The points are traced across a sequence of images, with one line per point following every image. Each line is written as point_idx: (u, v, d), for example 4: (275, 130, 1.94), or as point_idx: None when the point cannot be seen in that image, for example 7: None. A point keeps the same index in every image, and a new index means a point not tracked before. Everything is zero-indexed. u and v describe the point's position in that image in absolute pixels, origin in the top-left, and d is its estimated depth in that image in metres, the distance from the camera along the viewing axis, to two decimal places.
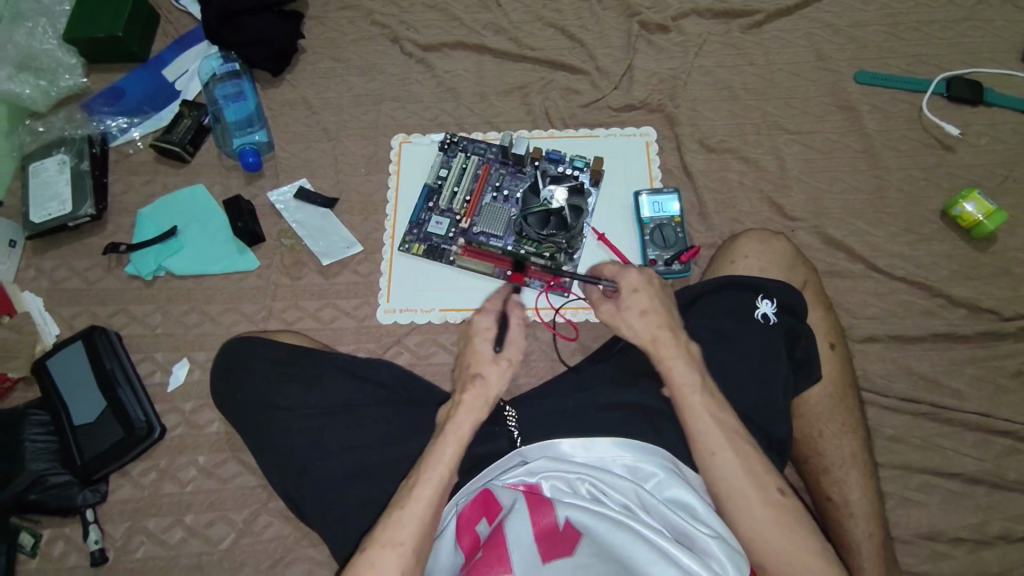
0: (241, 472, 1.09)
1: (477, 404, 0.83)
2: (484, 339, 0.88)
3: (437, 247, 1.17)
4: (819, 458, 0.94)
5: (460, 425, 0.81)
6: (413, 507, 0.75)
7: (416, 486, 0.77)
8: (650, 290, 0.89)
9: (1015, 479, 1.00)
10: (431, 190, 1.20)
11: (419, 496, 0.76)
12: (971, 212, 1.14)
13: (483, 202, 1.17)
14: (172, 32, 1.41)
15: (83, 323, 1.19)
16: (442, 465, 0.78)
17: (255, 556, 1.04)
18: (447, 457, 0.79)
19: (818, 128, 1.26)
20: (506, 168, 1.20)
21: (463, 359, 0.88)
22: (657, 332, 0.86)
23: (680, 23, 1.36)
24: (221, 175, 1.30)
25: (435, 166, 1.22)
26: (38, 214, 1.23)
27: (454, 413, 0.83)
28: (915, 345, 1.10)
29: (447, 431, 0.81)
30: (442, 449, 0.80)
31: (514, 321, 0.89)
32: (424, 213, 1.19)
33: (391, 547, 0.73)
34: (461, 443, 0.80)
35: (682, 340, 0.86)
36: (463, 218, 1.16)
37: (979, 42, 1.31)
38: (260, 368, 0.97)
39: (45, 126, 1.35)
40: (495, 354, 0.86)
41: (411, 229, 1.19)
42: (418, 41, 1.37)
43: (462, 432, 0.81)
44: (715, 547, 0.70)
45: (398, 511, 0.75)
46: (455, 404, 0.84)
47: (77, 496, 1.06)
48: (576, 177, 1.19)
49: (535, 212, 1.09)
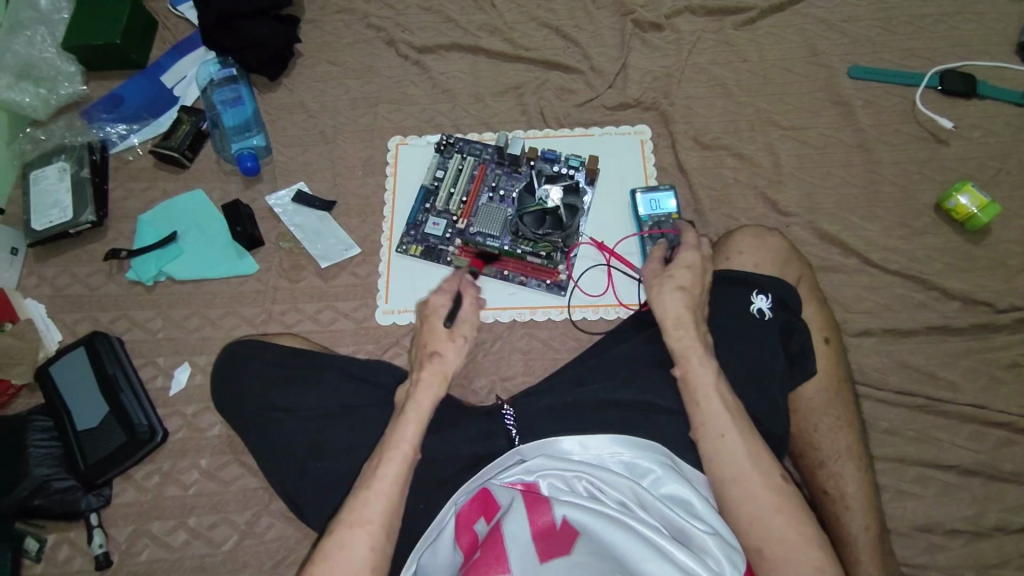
0: (243, 474, 1.10)
1: (435, 381, 0.85)
2: (435, 318, 0.90)
3: (434, 248, 1.18)
4: (814, 452, 0.95)
5: (420, 402, 0.83)
6: (380, 485, 0.77)
7: (380, 465, 0.78)
8: (693, 267, 0.93)
9: (1010, 471, 1.01)
10: (428, 191, 1.21)
11: (385, 474, 0.77)
12: (965, 205, 1.14)
13: (479, 202, 1.18)
14: (170, 38, 1.43)
15: (85, 329, 1.21)
16: (405, 442, 0.80)
17: (258, 557, 1.05)
18: (410, 434, 0.81)
19: (812, 124, 1.27)
20: (503, 168, 1.21)
21: (418, 337, 0.90)
22: (681, 314, 0.89)
23: (674, 21, 1.37)
24: (220, 179, 1.31)
25: (431, 167, 1.23)
26: (39, 221, 1.24)
27: (411, 391, 0.85)
28: (911, 339, 1.11)
29: (407, 407, 0.83)
30: (405, 427, 0.81)
31: (467, 302, 0.92)
32: (421, 214, 1.20)
33: (359, 526, 0.74)
34: (422, 419, 0.82)
35: (701, 327, 0.89)
36: (460, 219, 1.17)
37: (972, 35, 1.31)
38: (261, 371, 0.99)
39: (46, 134, 1.36)
40: (450, 331, 0.89)
41: (409, 231, 1.20)
42: (413, 43, 1.38)
43: (422, 409, 0.83)
44: (712, 545, 0.71)
45: (364, 491, 0.77)
46: (413, 382, 0.85)
47: (82, 500, 1.07)
48: (572, 176, 1.19)
49: (531, 210, 1.10)
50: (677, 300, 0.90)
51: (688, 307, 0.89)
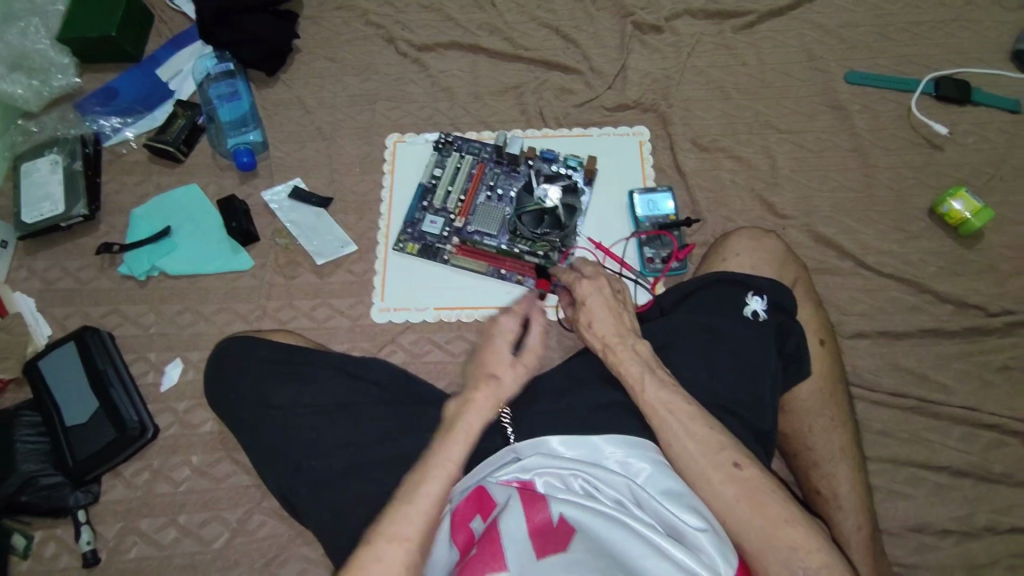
0: (235, 471, 1.09)
1: (488, 403, 0.84)
2: (499, 344, 0.90)
3: (431, 246, 1.18)
4: (809, 453, 0.95)
5: (470, 422, 0.82)
6: (422, 501, 0.76)
7: (422, 483, 0.77)
8: (592, 294, 0.95)
9: (1002, 473, 1.01)
10: (425, 189, 1.20)
11: (428, 492, 0.76)
12: (958, 210, 1.15)
13: (477, 201, 1.17)
14: (166, 31, 1.41)
15: (76, 323, 1.19)
16: (451, 462, 0.78)
17: (248, 555, 1.03)
18: (456, 454, 0.79)
19: (808, 128, 1.28)
20: (501, 168, 1.21)
21: (480, 360, 0.89)
22: (606, 337, 0.90)
23: (673, 24, 1.37)
24: (215, 174, 1.29)
25: (429, 166, 1.23)
26: (30, 214, 1.23)
27: (462, 409, 0.84)
28: (904, 341, 1.11)
29: (455, 425, 0.82)
30: (453, 446, 0.80)
31: (536, 331, 0.91)
32: (418, 212, 1.20)
33: (396, 541, 0.73)
34: (470, 438, 0.81)
35: (630, 339, 0.89)
36: (458, 217, 1.16)
37: (966, 42, 1.33)
38: (255, 367, 0.98)
39: (38, 126, 1.34)
40: (513, 358, 0.88)
41: (406, 228, 1.19)
42: (412, 41, 1.37)
43: (472, 429, 0.82)
44: (706, 541, 0.70)
45: (405, 505, 0.75)
46: (465, 401, 0.84)
47: (69, 497, 1.05)
48: (570, 176, 1.20)
49: (528, 210, 1.11)
50: (592, 333, 0.92)
51: (603, 334, 0.91)
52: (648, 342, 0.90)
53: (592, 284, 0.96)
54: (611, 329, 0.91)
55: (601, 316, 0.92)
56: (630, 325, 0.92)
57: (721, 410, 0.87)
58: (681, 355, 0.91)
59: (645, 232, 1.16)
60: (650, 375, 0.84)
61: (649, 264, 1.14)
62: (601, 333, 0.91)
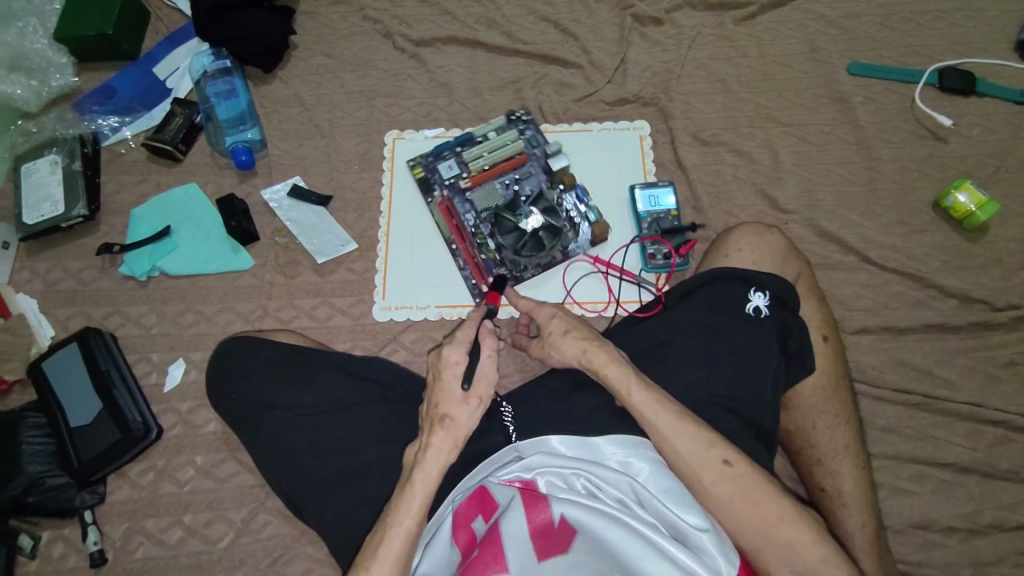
0: (239, 472, 1.09)
1: (445, 447, 0.81)
2: (449, 381, 0.84)
3: (431, 182, 1.22)
4: (811, 450, 0.95)
5: (426, 471, 0.79)
6: (381, 567, 0.74)
7: (382, 545, 0.76)
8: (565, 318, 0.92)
9: (1007, 468, 1.01)
10: (470, 139, 1.23)
11: (386, 556, 0.75)
12: (963, 203, 1.14)
13: (494, 181, 1.18)
14: (162, 29, 1.40)
15: (78, 325, 1.19)
16: (408, 518, 0.77)
17: (254, 555, 1.04)
18: (415, 509, 0.77)
19: (811, 121, 1.26)
20: (541, 170, 1.20)
21: (432, 396, 0.85)
22: (580, 347, 0.88)
23: (673, 15, 1.36)
24: (214, 173, 1.29)
25: (492, 126, 1.25)
26: (30, 216, 1.23)
27: (421, 457, 0.80)
28: (908, 336, 1.11)
29: (414, 475, 0.79)
30: (409, 500, 0.78)
31: (486, 357, 0.86)
32: (449, 151, 1.23)
33: None
34: (426, 489, 0.78)
35: (607, 346, 0.87)
36: (467, 180, 1.19)
37: (970, 32, 1.31)
38: (257, 368, 0.98)
39: (37, 126, 1.34)
40: (464, 393, 0.83)
41: (429, 155, 1.24)
42: (410, 36, 1.36)
43: (429, 480, 0.79)
44: (708, 542, 0.70)
45: (366, 573, 0.75)
46: (422, 447, 0.81)
47: (75, 497, 1.06)
48: (572, 224, 1.16)
49: (508, 218, 1.10)
50: (562, 342, 0.89)
51: (578, 341, 0.88)
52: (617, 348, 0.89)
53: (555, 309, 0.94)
54: (584, 335, 0.89)
55: (570, 327, 0.90)
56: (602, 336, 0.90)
57: (722, 409, 0.87)
58: (682, 352, 0.90)
59: (649, 237, 1.14)
60: (637, 379, 0.82)
61: (650, 260, 1.14)
62: (570, 344, 0.89)
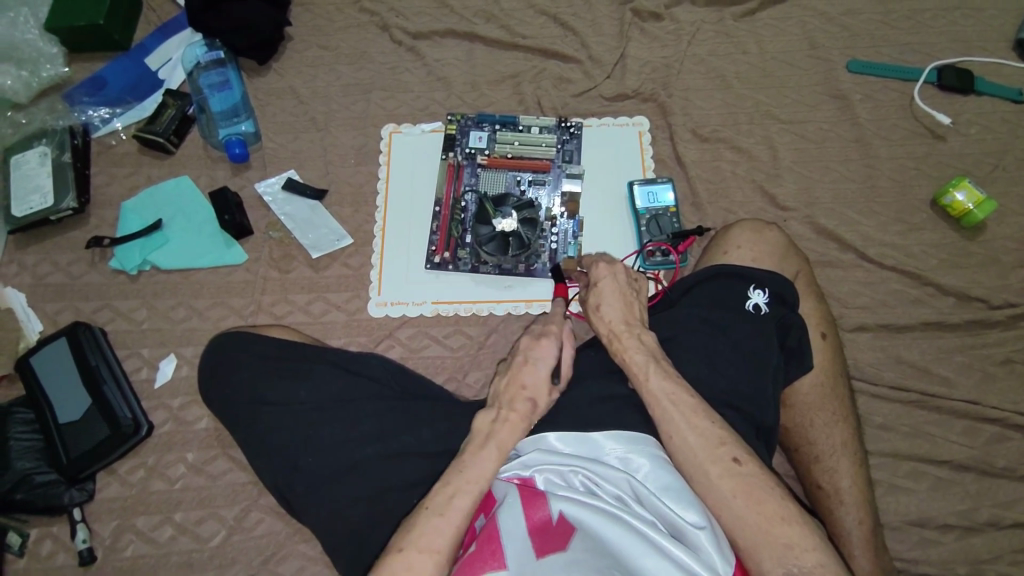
0: (231, 469, 1.08)
1: (523, 423, 0.81)
2: None
3: (455, 141, 1.22)
4: (809, 447, 0.94)
5: (505, 439, 0.79)
6: (453, 515, 0.73)
7: (455, 497, 0.74)
8: (614, 288, 0.94)
9: (1004, 466, 1.01)
10: (513, 122, 1.22)
11: (458, 506, 0.73)
12: (961, 201, 1.14)
13: (506, 172, 1.18)
14: (154, 19, 1.38)
15: (67, 320, 1.17)
16: (485, 476, 0.76)
17: (246, 552, 1.03)
18: (490, 471, 0.76)
19: (810, 118, 1.26)
20: (556, 177, 1.19)
21: (515, 376, 0.85)
22: (613, 324, 0.90)
23: (673, 11, 1.35)
24: (206, 166, 1.27)
25: (539, 120, 1.23)
26: (20, 208, 1.21)
27: (496, 425, 0.81)
28: (905, 334, 1.10)
29: (489, 439, 0.79)
30: (484, 462, 0.77)
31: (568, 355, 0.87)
32: (490, 125, 1.23)
33: (427, 554, 0.70)
34: (502, 453, 0.78)
35: (637, 330, 0.89)
36: (485, 160, 1.19)
37: (969, 31, 1.31)
38: (249, 363, 0.97)
39: (27, 118, 1.30)
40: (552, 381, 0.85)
41: (469, 121, 1.24)
42: (407, 29, 1.35)
43: (504, 444, 0.79)
44: (704, 539, 0.69)
45: (437, 518, 0.73)
46: (500, 419, 0.81)
47: (64, 495, 1.04)
48: (551, 227, 1.15)
49: (486, 208, 1.09)
50: (599, 317, 0.92)
51: (610, 320, 0.91)
52: (654, 335, 0.89)
53: (604, 274, 0.95)
54: (619, 316, 0.91)
55: (610, 301, 0.92)
56: (639, 316, 0.92)
57: (721, 406, 0.86)
58: (681, 351, 0.90)
59: (653, 244, 1.12)
60: (655, 366, 0.84)
61: (648, 258, 1.12)
62: (609, 320, 0.91)
